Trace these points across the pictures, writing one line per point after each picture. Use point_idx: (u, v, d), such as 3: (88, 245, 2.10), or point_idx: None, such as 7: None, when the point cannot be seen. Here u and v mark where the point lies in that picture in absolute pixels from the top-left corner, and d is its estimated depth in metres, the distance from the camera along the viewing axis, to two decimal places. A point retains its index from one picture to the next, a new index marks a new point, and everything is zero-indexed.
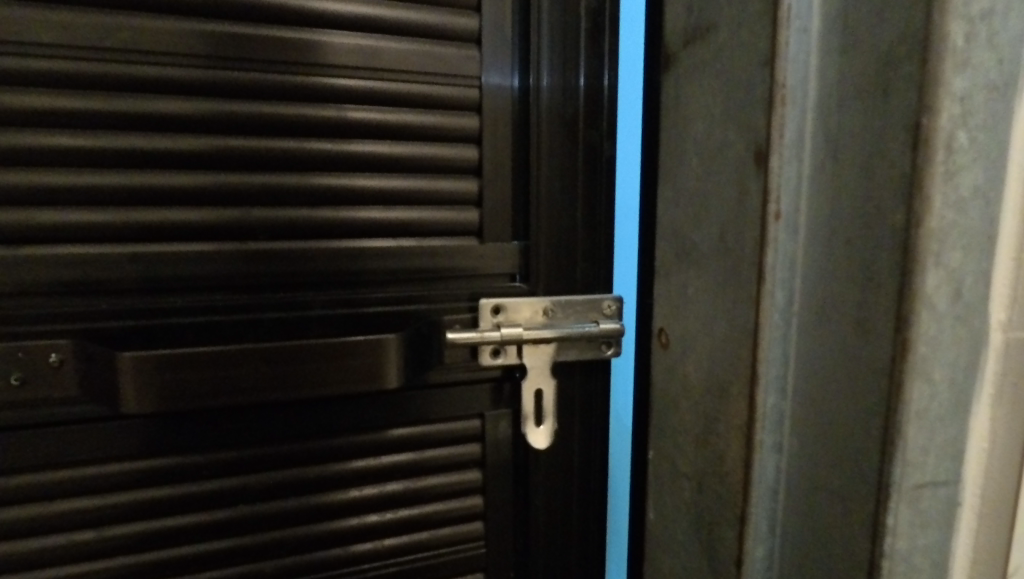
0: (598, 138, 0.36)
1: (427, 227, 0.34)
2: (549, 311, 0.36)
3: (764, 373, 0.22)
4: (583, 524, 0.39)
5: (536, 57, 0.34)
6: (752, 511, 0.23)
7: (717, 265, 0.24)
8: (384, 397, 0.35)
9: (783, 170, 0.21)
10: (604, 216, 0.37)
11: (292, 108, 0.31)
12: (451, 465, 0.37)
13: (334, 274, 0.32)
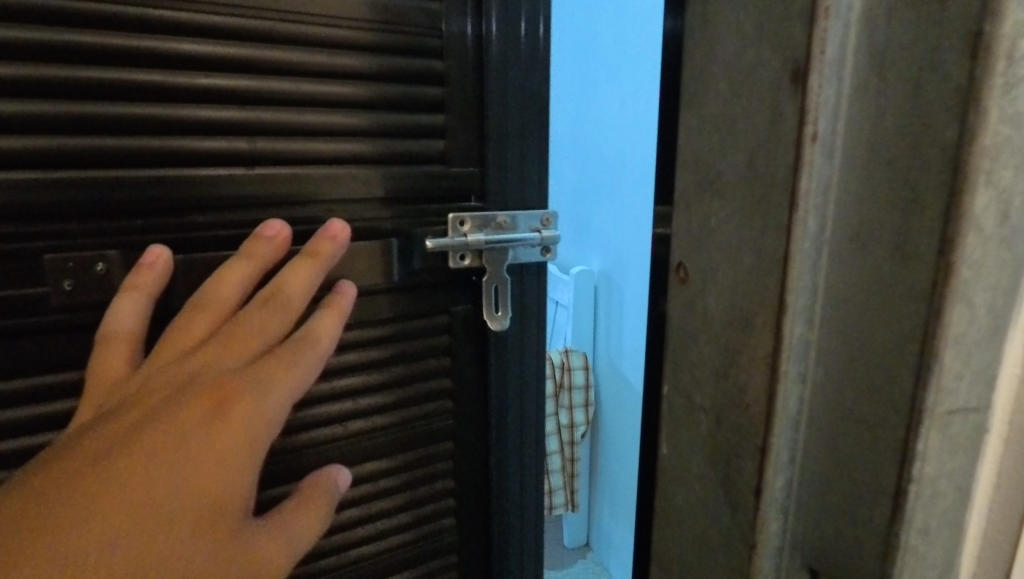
0: (533, 77, 0.58)
1: (388, 153, 0.53)
2: (501, 223, 0.58)
3: (793, 302, 0.21)
4: (502, 378, 0.63)
5: (486, 29, 0.55)
6: (774, 442, 0.23)
7: (744, 195, 0.23)
8: (372, 298, 0.54)
9: (822, 88, 0.20)
10: (535, 129, 0.59)
11: (260, 58, 0.46)
12: (416, 343, 0.58)
13: (325, 196, 0.50)
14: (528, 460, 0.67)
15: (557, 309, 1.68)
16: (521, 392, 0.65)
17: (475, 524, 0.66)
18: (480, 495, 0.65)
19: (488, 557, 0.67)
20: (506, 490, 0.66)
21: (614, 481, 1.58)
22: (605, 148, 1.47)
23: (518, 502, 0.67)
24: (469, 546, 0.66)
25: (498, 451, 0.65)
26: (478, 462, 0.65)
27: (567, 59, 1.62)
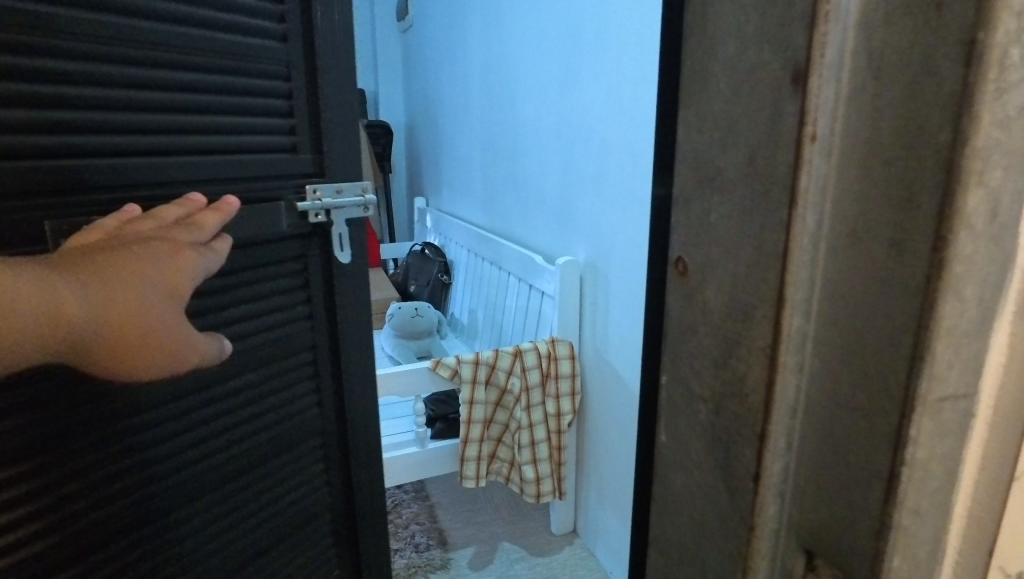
0: (347, 84, 0.87)
1: (263, 145, 0.79)
2: (341, 190, 0.88)
3: (791, 297, 0.22)
4: (339, 298, 0.93)
5: (318, 55, 0.83)
6: (773, 429, 0.24)
7: (743, 192, 0.24)
8: (254, 248, 0.79)
9: (822, 91, 0.20)
10: (352, 119, 0.89)
11: (176, 81, 0.68)
12: (279, 279, 0.84)
13: (227, 176, 0.75)
14: (367, 363, 1.00)
15: (543, 299, 1.69)
16: (354, 305, 0.96)
17: (334, 411, 0.97)
18: (339, 390, 0.97)
19: (345, 433, 0.99)
20: (355, 385, 0.99)
21: (600, 468, 1.61)
22: (591, 137, 1.48)
23: (363, 393, 1.00)
24: (331, 426, 0.97)
25: (345, 358, 0.96)
26: (334, 366, 0.96)
27: (552, 49, 1.62)
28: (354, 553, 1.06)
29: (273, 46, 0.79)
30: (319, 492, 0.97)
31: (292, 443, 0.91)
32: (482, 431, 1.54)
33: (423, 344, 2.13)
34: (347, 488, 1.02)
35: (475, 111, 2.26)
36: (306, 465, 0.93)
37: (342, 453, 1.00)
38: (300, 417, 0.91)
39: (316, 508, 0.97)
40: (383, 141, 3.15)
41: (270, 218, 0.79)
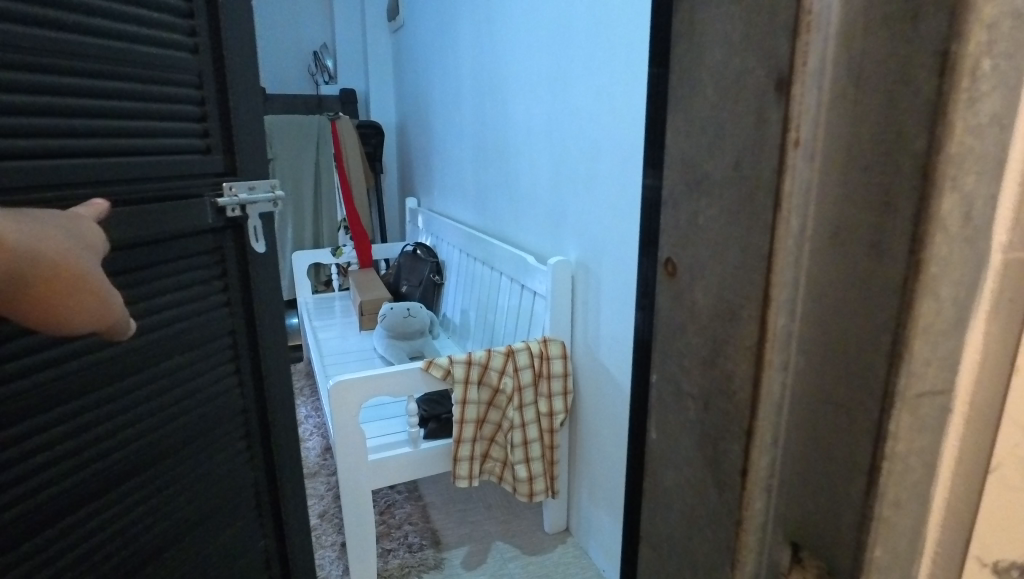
0: (250, 84, 0.89)
1: (181, 145, 0.80)
2: (256, 186, 0.90)
3: (777, 296, 0.23)
4: (256, 291, 0.95)
5: (226, 56, 0.85)
6: (761, 425, 0.25)
7: (731, 195, 0.25)
8: (177, 240, 0.80)
9: (805, 97, 0.21)
10: (258, 118, 0.91)
11: (101, 83, 0.69)
12: (200, 273, 0.85)
13: (152, 174, 0.75)
14: (285, 347, 1.02)
15: (535, 298, 1.70)
16: (269, 298, 0.97)
17: (253, 392, 0.97)
18: (257, 371, 0.97)
19: (265, 415, 0.99)
20: (272, 368, 0.99)
21: (592, 466, 1.62)
22: (581, 137, 1.48)
23: (281, 376, 1.01)
24: (251, 407, 0.97)
25: (262, 341, 0.97)
26: (252, 349, 0.96)
27: (542, 49, 1.63)
28: (278, 537, 1.04)
29: (185, 55, 0.80)
30: (241, 473, 0.96)
31: (214, 422, 0.90)
32: (475, 431, 1.55)
33: (415, 344, 2.14)
34: (270, 470, 1.01)
35: (466, 111, 2.26)
36: (239, 451, 0.95)
37: (262, 435, 1.00)
38: (219, 397, 0.90)
39: (240, 490, 0.96)
40: (374, 141, 3.15)
41: (188, 214, 0.80)
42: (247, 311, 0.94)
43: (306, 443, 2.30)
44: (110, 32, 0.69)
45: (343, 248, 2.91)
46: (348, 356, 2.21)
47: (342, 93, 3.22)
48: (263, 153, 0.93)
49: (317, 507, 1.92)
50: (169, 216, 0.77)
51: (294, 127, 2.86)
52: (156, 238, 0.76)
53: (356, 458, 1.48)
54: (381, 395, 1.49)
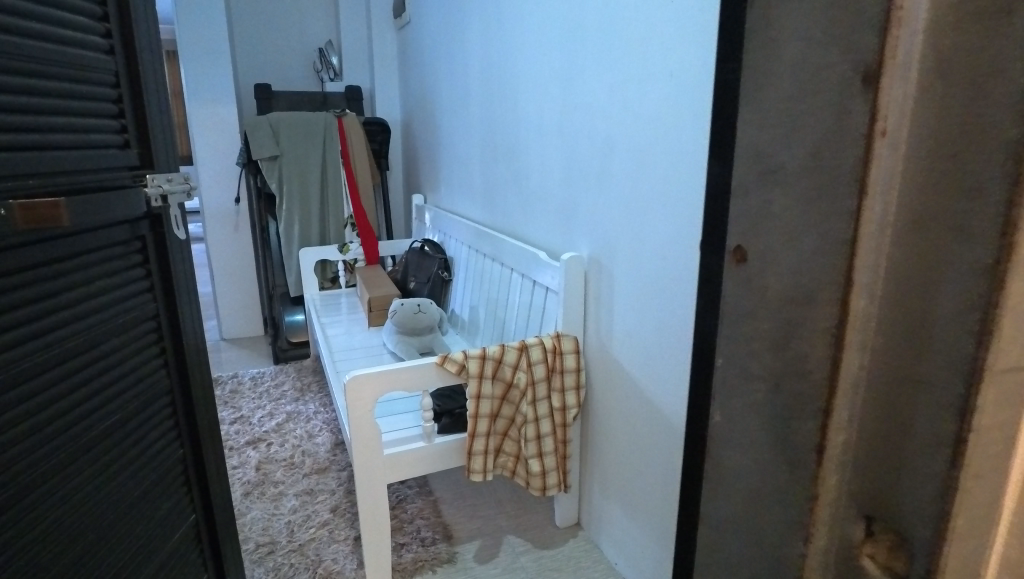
0: (157, 76, 0.88)
1: (108, 141, 0.78)
2: (175, 178, 0.89)
3: (860, 279, 0.25)
4: (177, 284, 0.93)
5: (138, 50, 0.83)
6: (839, 402, 0.26)
7: (809, 185, 0.26)
8: (104, 229, 0.77)
9: (892, 90, 0.22)
10: (167, 110, 0.90)
11: (33, 82, 0.67)
12: (124, 263, 0.82)
13: (86, 167, 0.73)
14: (199, 330, 1.00)
15: (547, 294, 1.70)
16: (188, 289, 0.96)
17: (177, 375, 0.94)
18: (180, 354, 0.94)
19: (190, 397, 0.97)
20: (191, 351, 0.97)
21: (604, 461, 1.63)
22: (593, 134, 1.49)
23: (199, 359, 0.99)
24: (175, 390, 0.94)
25: (183, 322, 0.94)
26: (173, 331, 0.93)
27: (553, 46, 1.63)
28: (204, 518, 1.02)
29: (102, 57, 0.78)
30: (171, 456, 0.93)
31: (143, 406, 0.86)
32: (489, 425, 1.56)
33: (425, 340, 2.15)
34: (195, 451, 0.99)
35: (474, 108, 2.27)
36: (172, 445, 0.93)
37: (187, 418, 0.97)
38: (147, 381, 0.87)
39: (171, 474, 0.93)
40: (380, 138, 3.15)
41: (120, 204, 0.77)
42: (170, 303, 0.92)
43: (315, 438, 2.32)
44: (38, 31, 0.67)
45: (350, 245, 2.92)
46: (357, 352, 2.22)
47: (347, 91, 3.23)
48: (175, 144, 0.92)
49: (329, 502, 1.93)
50: (108, 206, 0.75)
51: (300, 124, 2.87)
52: (85, 228, 0.73)
53: (371, 453, 1.49)
54: (395, 389, 1.50)
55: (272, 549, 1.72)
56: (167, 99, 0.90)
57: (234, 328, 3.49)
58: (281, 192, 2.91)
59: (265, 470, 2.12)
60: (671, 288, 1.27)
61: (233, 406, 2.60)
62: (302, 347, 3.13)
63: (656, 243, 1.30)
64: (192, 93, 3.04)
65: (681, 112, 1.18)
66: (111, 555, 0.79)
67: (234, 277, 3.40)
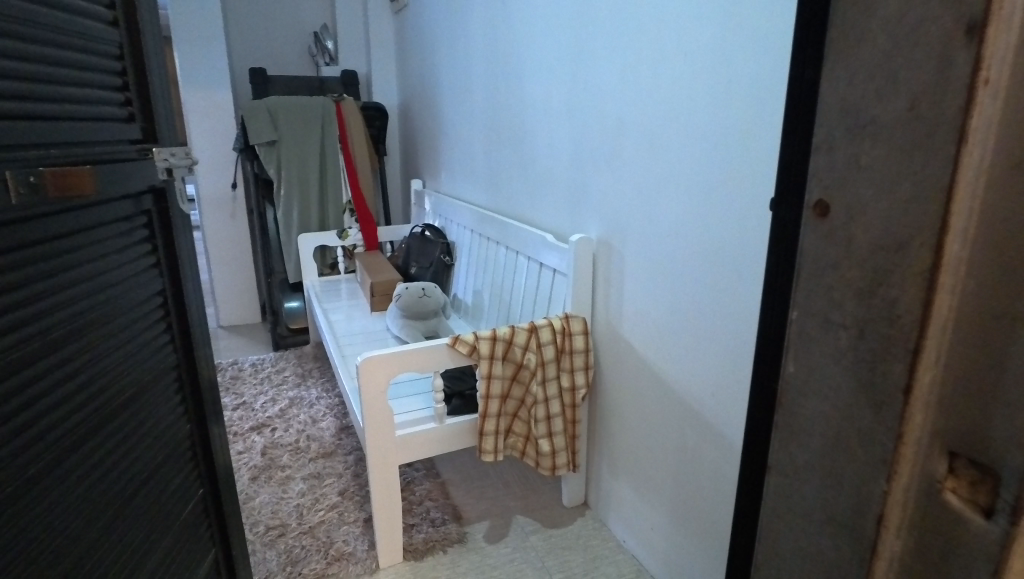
0: (157, 46, 0.84)
1: (115, 114, 0.75)
2: (179, 152, 0.86)
3: (956, 222, 0.26)
4: (184, 260, 0.90)
5: (140, 19, 0.80)
6: (927, 344, 0.27)
7: (904, 136, 0.27)
8: (116, 201, 0.74)
9: (998, 39, 0.23)
10: (167, 81, 0.87)
11: (40, 50, 0.63)
12: (135, 237, 0.79)
13: (94, 136, 0.70)
14: (202, 307, 0.96)
15: (554, 277, 1.71)
16: (193, 265, 0.93)
17: (183, 352, 0.91)
18: (185, 330, 0.91)
19: (196, 376, 0.93)
20: (196, 328, 0.94)
21: (613, 440, 1.65)
22: (602, 117, 1.49)
23: (203, 336, 0.96)
24: (182, 367, 0.90)
25: (188, 298, 0.91)
26: (178, 307, 0.89)
27: (560, 28, 1.62)
28: (213, 499, 0.99)
29: (104, 25, 0.74)
30: (180, 436, 0.89)
31: (150, 385, 0.82)
32: (499, 406, 1.58)
33: (430, 325, 2.16)
34: (202, 431, 0.96)
35: (476, 92, 2.27)
36: (183, 424, 0.90)
37: (194, 398, 0.94)
38: (155, 359, 0.83)
39: (183, 454, 0.90)
40: (379, 123, 3.14)
41: (128, 175, 0.75)
42: (179, 280, 0.89)
43: (320, 423, 2.32)
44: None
45: (350, 231, 2.92)
46: (362, 337, 2.23)
47: (344, 75, 3.20)
48: (176, 116, 0.88)
49: (337, 485, 1.94)
50: (117, 177, 0.72)
51: (298, 109, 2.84)
52: (99, 198, 0.71)
53: (384, 434, 1.51)
54: (407, 371, 1.50)
55: (283, 532, 1.73)
56: (168, 70, 0.87)
57: (232, 315, 3.48)
58: (279, 178, 2.89)
59: (271, 455, 2.12)
60: (681, 267, 1.28)
61: (235, 392, 2.60)
62: (302, 334, 3.13)
63: (666, 222, 1.31)
64: (186, 78, 3.01)
65: (692, 91, 1.18)
66: (134, 535, 0.78)
67: (231, 264, 3.38)
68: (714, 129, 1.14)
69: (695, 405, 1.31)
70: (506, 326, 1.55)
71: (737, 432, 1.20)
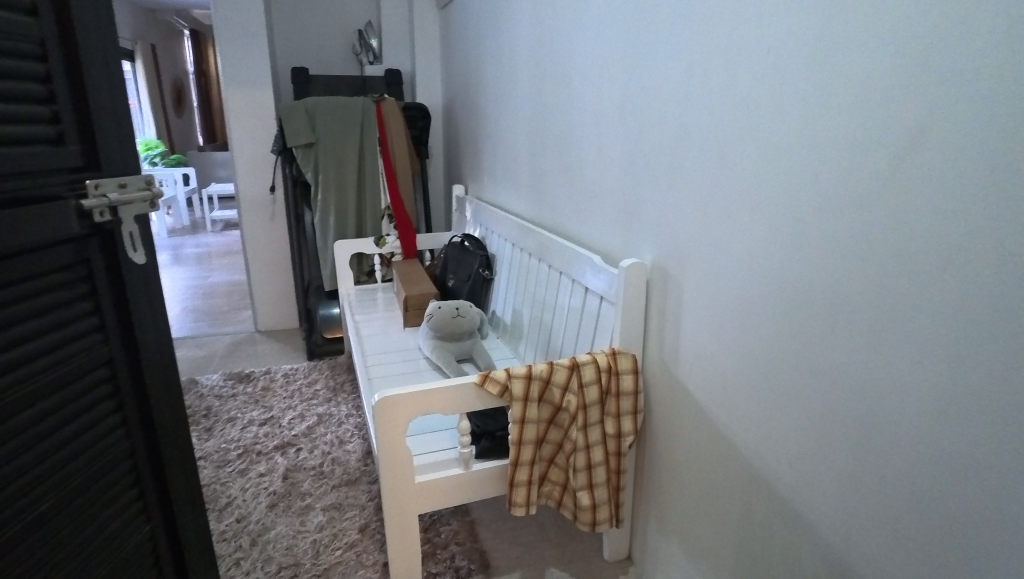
0: (117, 65, 0.78)
1: (36, 139, 0.67)
2: (127, 185, 0.78)
3: None
4: (140, 310, 0.83)
5: (85, 29, 0.72)
6: None
7: None
8: (43, 249, 0.69)
9: None
10: (124, 102, 0.79)
11: None
12: (72, 285, 0.74)
13: (13, 171, 0.63)
14: (175, 382, 0.91)
15: (601, 304, 1.50)
16: (158, 313, 0.87)
17: (142, 436, 0.86)
18: (141, 391, 0.85)
19: (161, 460, 0.89)
20: (161, 390, 0.88)
21: (662, 496, 1.43)
22: (662, 123, 1.27)
23: (174, 414, 0.91)
24: (135, 429, 0.85)
25: (147, 353, 0.85)
26: (130, 367, 0.83)
27: (615, 23, 1.42)
28: (175, 562, 0.94)
29: (30, 35, 0.67)
30: (130, 503, 0.84)
31: (89, 450, 0.77)
32: (534, 453, 1.39)
33: (464, 346, 1.98)
34: (167, 509, 0.91)
35: (521, 94, 2.09)
36: (134, 487, 0.85)
37: (156, 482, 0.89)
38: (96, 420, 0.78)
39: (134, 519, 0.85)
40: (421, 124, 2.99)
41: (56, 224, 0.69)
42: (139, 332, 0.83)
43: (346, 445, 2.19)
44: None
45: (387, 238, 2.77)
46: (391, 355, 2.07)
47: (387, 73, 3.07)
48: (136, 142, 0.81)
49: (358, 519, 1.80)
50: (38, 222, 0.66)
51: (336, 110, 2.72)
52: (16, 249, 0.65)
53: (403, 481, 1.34)
54: (430, 413, 1.33)
55: (296, 572, 1.59)
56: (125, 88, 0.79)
57: (269, 320, 3.41)
58: (316, 183, 2.78)
59: (293, 479, 1.99)
60: (753, 310, 1.05)
61: (264, 405, 2.50)
62: (337, 342, 3.01)
63: (735, 253, 1.08)
64: (228, 78, 2.93)
65: (775, 95, 0.94)
66: None
67: (270, 267, 3.31)
68: (800, 143, 0.90)
69: (765, 472, 1.07)
70: (543, 362, 1.35)
71: (817, 515, 0.96)
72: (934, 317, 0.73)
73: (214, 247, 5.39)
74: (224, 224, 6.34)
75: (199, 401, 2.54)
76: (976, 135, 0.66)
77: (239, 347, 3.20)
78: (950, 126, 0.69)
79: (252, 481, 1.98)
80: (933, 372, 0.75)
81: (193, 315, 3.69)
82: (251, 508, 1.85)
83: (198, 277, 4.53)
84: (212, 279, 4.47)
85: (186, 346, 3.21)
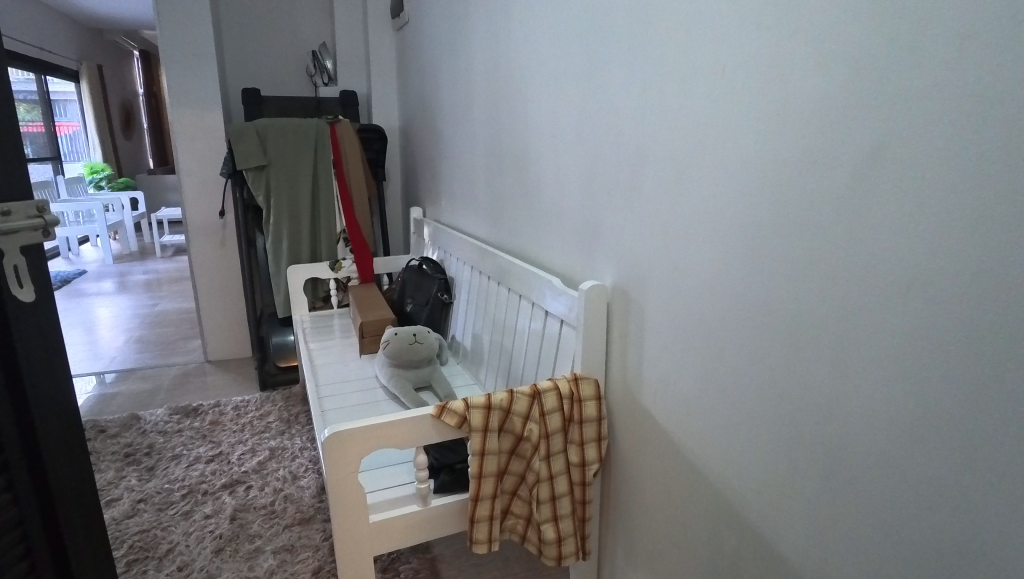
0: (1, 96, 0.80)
1: None
2: (8, 213, 0.79)
3: None
4: (28, 349, 0.84)
5: None
6: None
7: None
8: None
9: None
10: (10, 131, 0.81)
11: None
12: None
13: None
14: (74, 429, 0.92)
15: (561, 327, 1.46)
16: (49, 352, 0.87)
17: (28, 481, 0.86)
18: (29, 436, 0.85)
19: (48, 488, 0.88)
20: (56, 434, 0.88)
21: (630, 526, 1.37)
22: (618, 143, 1.25)
23: (72, 461, 0.91)
24: (21, 475, 0.85)
25: (35, 399, 0.85)
26: (17, 412, 0.83)
27: (572, 43, 1.40)
28: None
29: None
30: (12, 552, 0.83)
31: None
32: (495, 486, 1.32)
33: (423, 373, 1.91)
34: (56, 556, 0.90)
35: (478, 116, 2.06)
36: (18, 535, 0.84)
37: (42, 512, 0.88)
38: None
39: (15, 569, 0.84)
40: (377, 146, 2.93)
41: None
42: (28, 376, 0.84)
43: (299, 481, 2.07)
44: None
45: (343, 262, 2.69)
46: (347, 384, 1.98)
47: (343, 95, 3.02)
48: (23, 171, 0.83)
49: (312, 561, 1.69)
50: None
51: (289, 132, 2.64)
52: None
53: (357, 523, 1.25)
54: (384, 448, 1.26)
55: None
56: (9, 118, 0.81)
57: (220, 349, 3.26)
58: (268, 206, 2.68)
59: (241, 520, 1.87)
60: (716, 334, 1.02)
61: (212, 440, 2.36)
62: (292, 372, 2.89)
63: (697, 273, 1.05)
64: (175, 97, 2.83)
65: (734, 112, 0.92)
66: None
67: (220, 294, 3.17)
68: (756, 165, 0.89)
69: (735, 500, 1.03)
70: (502, 391, 1.30)
71: (790, 547, 0.92)
72: (899, 335, 0.71)
73: (164, 273, 5.17)
74: (174, 250, 6.11)
75: (140, 438, 2.38)
76: (935, 149, 0.65)
77: (186, 379, 3.04)
78: (910, 138, 0.67)
79: (197, 525, 1.85)
80: (895, 397, 0.73)
81: (138, 346, 3.49)
82: (195, 555, 1.73)
83: (144, 305, 4.32)
84: (160, 307, 4.26)
85: (130, 379, 3.03)
